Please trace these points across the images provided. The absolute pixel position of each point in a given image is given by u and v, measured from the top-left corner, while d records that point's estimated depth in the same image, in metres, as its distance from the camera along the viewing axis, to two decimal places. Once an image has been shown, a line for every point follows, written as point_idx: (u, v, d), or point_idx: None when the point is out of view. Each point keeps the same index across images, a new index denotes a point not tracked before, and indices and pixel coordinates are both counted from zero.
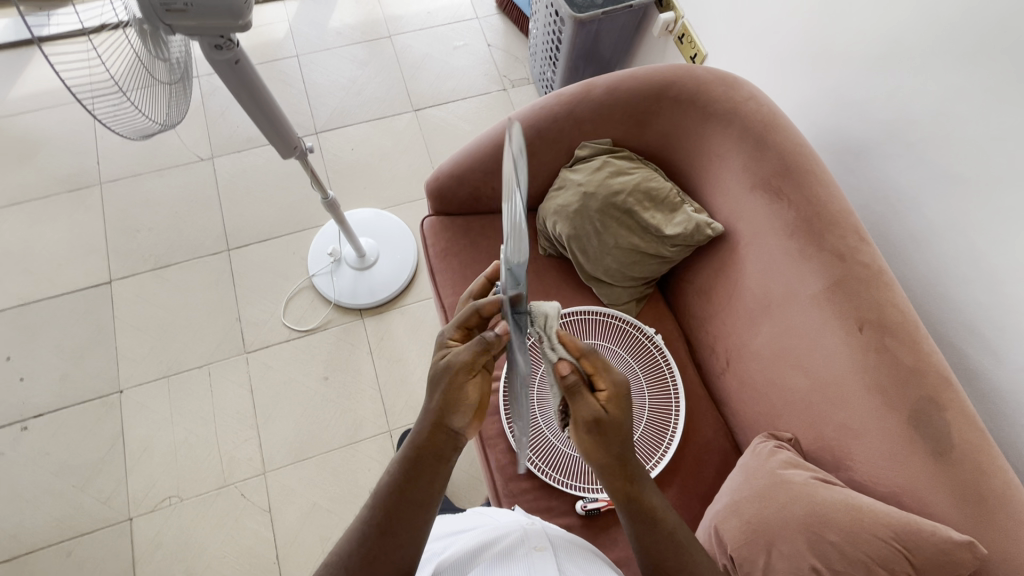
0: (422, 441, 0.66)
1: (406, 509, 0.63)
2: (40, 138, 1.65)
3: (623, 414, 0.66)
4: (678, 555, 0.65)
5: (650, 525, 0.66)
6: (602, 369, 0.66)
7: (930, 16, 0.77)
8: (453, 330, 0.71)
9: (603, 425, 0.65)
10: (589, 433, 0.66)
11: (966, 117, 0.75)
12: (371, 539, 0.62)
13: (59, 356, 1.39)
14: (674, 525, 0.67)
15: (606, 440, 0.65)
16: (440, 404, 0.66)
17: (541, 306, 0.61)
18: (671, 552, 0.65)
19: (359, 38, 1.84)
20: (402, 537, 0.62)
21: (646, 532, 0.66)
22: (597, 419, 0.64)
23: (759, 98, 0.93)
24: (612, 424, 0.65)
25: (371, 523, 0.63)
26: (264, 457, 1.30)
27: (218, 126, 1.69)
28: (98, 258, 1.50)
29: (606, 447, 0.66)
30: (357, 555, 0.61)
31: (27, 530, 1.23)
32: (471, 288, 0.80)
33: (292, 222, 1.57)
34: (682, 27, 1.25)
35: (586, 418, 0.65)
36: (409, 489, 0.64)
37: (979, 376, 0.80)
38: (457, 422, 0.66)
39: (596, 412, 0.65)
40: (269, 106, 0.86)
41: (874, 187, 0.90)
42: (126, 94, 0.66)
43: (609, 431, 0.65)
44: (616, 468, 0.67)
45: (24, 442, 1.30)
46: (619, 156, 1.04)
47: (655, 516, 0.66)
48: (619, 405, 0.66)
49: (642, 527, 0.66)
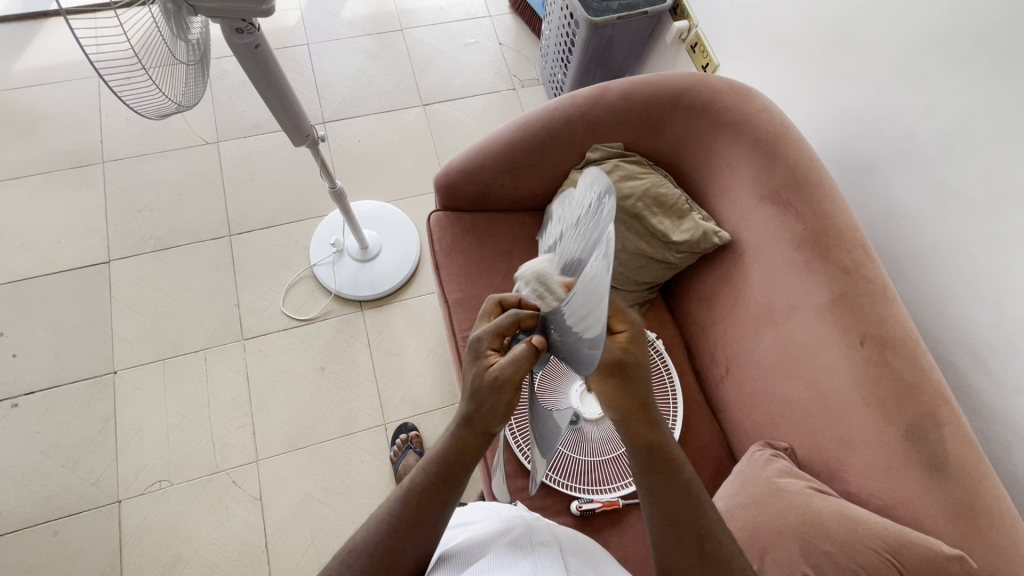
0: (455, 445, 0.65)
1: (432, 507, 0.64)
2: (43, 113, 1.63)
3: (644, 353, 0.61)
4: (693, 507, 0.64)
5: (667, 478, 0.64)
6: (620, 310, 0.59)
7: (945, 37, 0.78)
8: (490, 337, 0.63)
9: (625, 368, 0.60)
10: (609, 377, 0.61)
11: (973, 140, 0.76)
12: (399, 530, 0.63)
13: (53, 334, 1.37)
14: (691, 477, 0.65)
15: (625, 382, 0.61)
16: (487, 415, 0.63)
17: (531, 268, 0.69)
18: (685, 505, 0.64)
19: (370, 30, 1.83)
20: (427, 531, 0.63)
21: (662, 483, 0.64)
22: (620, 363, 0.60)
23: (772, 110, 0.94)
24: (635, 365, 0.60)
25: (395, 516, 0.63)
26: (257, 445, 1.29)
27: (225, 111, 1.68)
28: (97, 237, 1.49)
29: (625, 391, 0.62)
30: (382, 545, 0.62)
31: (13, 509, 1.21)
32: (503, 295, 0.69)
33: (295, 211, 1.56)
34: (695, 36, 1.26)
35: (605, 365, 0.60)
36: (439, 488, 0.65)
37: (974, 395, 0.81)
38: (496, 428, 0.64)
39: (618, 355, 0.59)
40: (285, 92, 0.86)
41: (881, 204, 0.91)
42: (146, 70, 0.66)
43: (630, 372, 0.60)
44: (634, 415, 0.63)
45: (15, 418, 1.29)
46: (630, 160, 1.04)
47: (670, 466, 0.64)
48: (640, 345, 0.61)
49: (658, 477, 0.64)
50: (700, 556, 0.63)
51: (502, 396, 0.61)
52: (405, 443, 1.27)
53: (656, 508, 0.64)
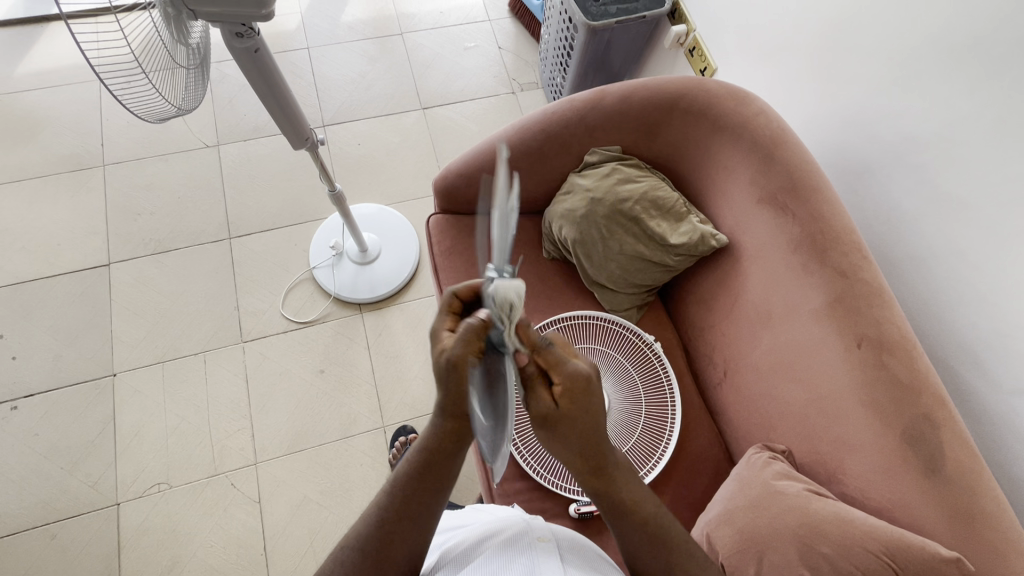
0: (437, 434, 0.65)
1: (420, 498, 0.64)
2: (44, 116, 1.64)
3: (578, 409, 0.60)
4: (655, 549, 0.64)
5: (623, 517, 0.65)
6: (555, 364, 0.60)
7: (941, 40, 0.78)
8: (445, 323, 0.65)
9: (552, 420, 0.60)
10: (539, 426, 0.62)
11: (968, 143, 0.77)
12: (388, 522, 0.62)
13: (53, 336, 1.38)
14: (654, 512, 0.66)
15: (558, 433, 0.61)
16: (456, 397, 0.61)
17: (508, 285, 0.51)
18: (647, 542, 0.64)
19: (371, 34, 1.84)
20: (416, 521, 0.63)
21: (622, 526, 0.65)
22: (547, 414, 0.60)
23: (769, 113, 0.94)
24: (562, 420, 0.60)
25: (384, 509, 0.63)
26: (255, 448, 1.29)
27: (226, 114, 1.68)
28: (97, 240, 1.49)
29: (563, 442, 0.62)
30: (373, 539, 0.62)
31: (11, 511, 1.21)
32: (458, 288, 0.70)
33: (295, 214, 1.57)
34: (693, 40, 1.27)
35: (534, 412, 0.61)
36: (426, 476, 0.65)
37: (970, 398, 0.82)
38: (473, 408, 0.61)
39: (545, 407, 0.59)
40: (284, 94, 0.86)
41: (878, 206, 0.91)
42: (146, 74, 0.67)
43: (559, 426, 0.60)
44: (582, 464, 0.64)
45: (14, 420, 1.29)
46: (628, 163, 1.05)
47: (626, 508, 0.65)
48: (573, 400, 0.59)
49: (616, 518, 0.66)
50: None
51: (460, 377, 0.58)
52: (404, 446, 1.27)
53: (622, 546, 0.66)
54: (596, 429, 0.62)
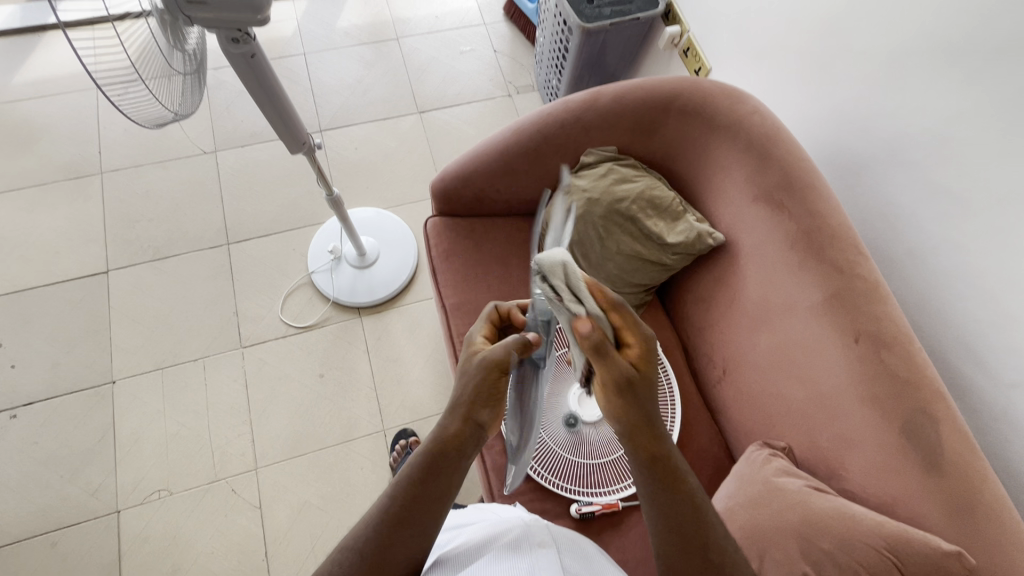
0: (449, 436, 0.66)
1: (423, 502, 0.63)
2: (41, 125, 1.64)
3: (649, 368, 0.64)
4: (698, 521, 0.62)
5: (671, 489, 0.62)
6: (631, 325, 0.62)
7: (932, 36, 0.79)
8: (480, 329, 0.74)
9: (634, 384, 0.62)
10: (617, 394, 0.62)
11: (962, 138, 0.77)
12: (387, 526, 0.61)
13: (52, 344, 1.37)
14: (694, 489, 0.64)
15: (633, 398, 0.62)
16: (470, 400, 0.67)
17: (552, 254, 0.54)
18: (691, 515, 0.62)
19: (366, 39, 1.85)
20: (416, 528, 0.62)
21: (668, 497, 0.62)
22: (629, 379, 0.61)
23: (763, 112, 0.95)
24: (642, 383, 0.62)
25: (387, 513, 0.62)
26: (256, 453, 1.29)
27: (222, 120, 1.69)
28: (96, 247, 1.50)
29: (634, 409, 0.63)
30: (372, 541, 0.61)
31: (11, 520, 1.21)
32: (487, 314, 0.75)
33: (292, 219, 1.57)
34: (687, 41, 1.27)
35: (614, 379, 0.61)
36: (429, 482, 0.64)
37: (970, 391, 0.82)
38: (483, 416, 0.67)
39: (627, 371, 0.61)
40: (281, 99, 0.87)
41: (874, 204, 0.92)
42: (144, 82, 0.67)
43: (638, 387, 0.62)
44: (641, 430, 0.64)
45: (13, 429, 1.29)
46: (624, 164, 1.05)
47: (678, 478, 0.63)
48: (647, 362, 0.63)
49: (662, 487, 0.63)
50: (705, 565, 0.60)
51: (489, 376, 0.66)
52: (405, 449, 1.27)
53: (661, 521, 0.62)
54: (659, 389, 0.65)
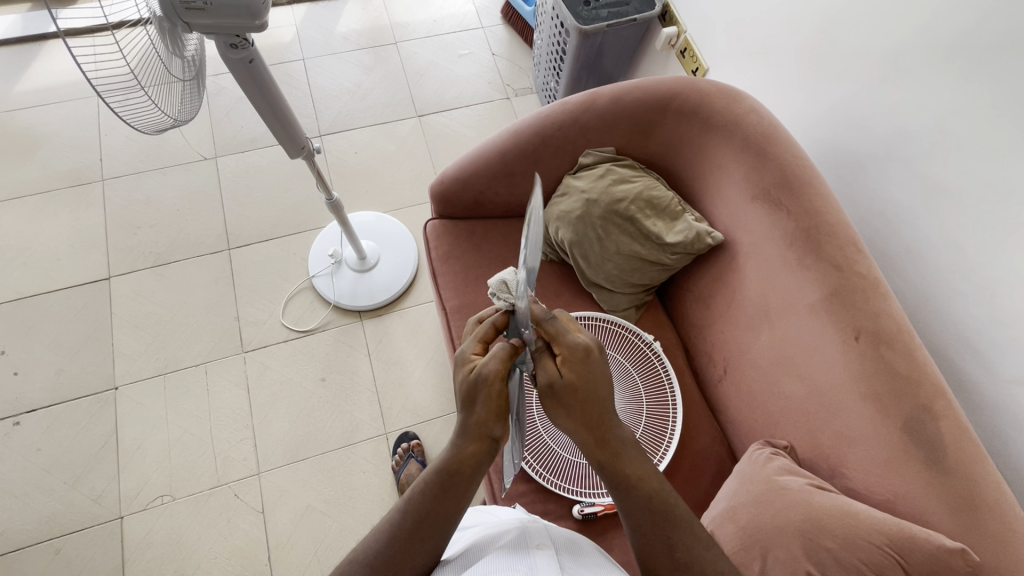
0: (463, 456, 0.65)
1: (435, 518, 0.63)
2: (43, 133, 1.65)
3: (582, 379, 0.63)
4: (657, 524, 0.65)
5: (625, 492, 0.66)
6: (557, 335, 0.63)
7: (928, 32, 0.79)
8: (473, 345, 0.67)
9: (558, 389, 0.63)
10: (546, 396, 0.65)
11: (960, 135, 0.77)
12: (397, 542, 0.62)
13: (55, 351, 1.38)
14: (652, 492, 0.66)
15: (564, 402, 0.64)
16: (481, 417, 0.64)
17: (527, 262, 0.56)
18: (649, 518, 0.65)
19: (364, 44, 1.86)
20: (428, 542, 0.62)
21: (625, 500, 0.66)
22: (551, 383, 0.63)
23: (760, 111, 0.95)
24: (567, 389, 0.63)
25: (401, 528, 0.63)
26: (258, 457, 1.29)
27: (223, 126, 1.69)
28: (97, 254, 1.50)
29: (570, 414, 0.65)
30: (382, 555, 0.61)
31: (15, 527, 1.21)
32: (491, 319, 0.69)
33: (293, 223, 1.57)
34: (684, 41, 1.28)
35: (540, 381, 0.64)
36: (441, 498, 0.64)
37: (971, 388, 0.82)
38: (496, 431, 0.65)
39: (550, 377, 0.63)
40: (280, 104, 0.87)
41: (873, 202, 0.92)
42: (144, 88, 0.68)
43: (564, 393, 0.63)
44: (590, 438, 0.66)
45: (16, 436, 1.29)
46: (623, 164, 1.06)
47: (629, 483, 0.66)
48: (577, 369, 0.63)
49: (618, 492, 0.67)
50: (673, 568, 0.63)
51: (491, 389, 0.63)
52: (406, 452, 1.27)
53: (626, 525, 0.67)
54: (600, 397, 0.65)
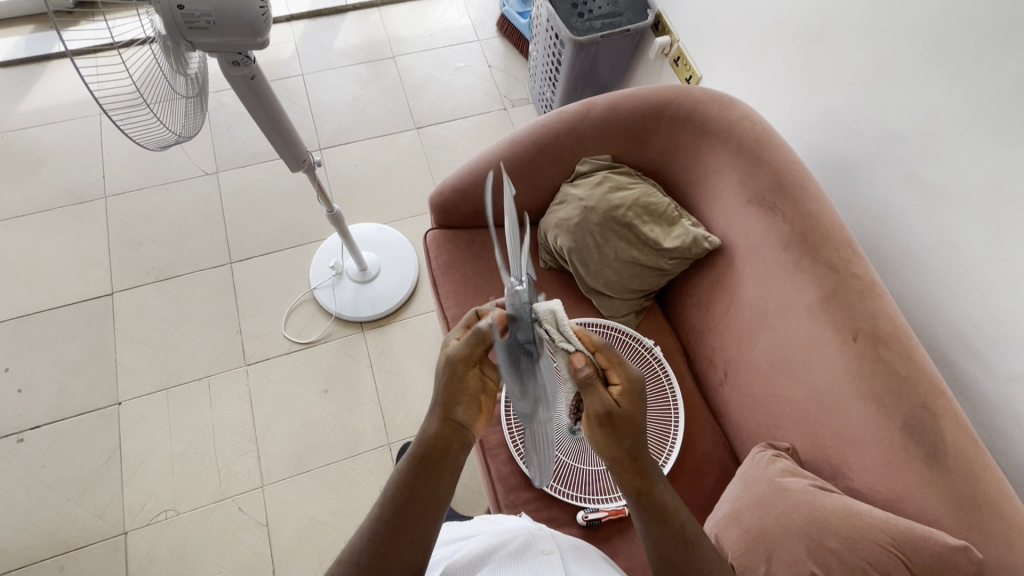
0: (431, 438, 0.67)
1: (416, 507, 0.64)
2: (45, 151, 1.67)
3: (636, 409, 0.67)
4: (686, 552, 0.65)
5: (661, 520, 0.67)
6: (616, 364, 0.68)
7: (912, 39, 0.81)
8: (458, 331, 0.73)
9: (615, 418, 0.66)
10: (599, 426, 0.66)
11: (948, 137, 0.79)
12: (382, 537, 0.62)
13: (59, 367, 1.39)
14: (685, 520, 0.68)
15: (617, 433, 0.66)
16: (447, 397, 0.68)
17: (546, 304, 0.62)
18: (680, 546, 0.66)
19: (363, 58, 1.88)
20: (412, 534, 0.62)
21: (657, 527, 0.66)
22: (610, 411, 0.65)
23: (753, 116, 0.96)
24: (624, 417, 0.66)
25: (382, 520, 0.63)
26: (261, 470, 1.29)
27: (223, 142, 1.71)
28: (100, 269, 1.51)
29: (616, 442, 0.67)
30: (367, 552, 0.61)
31: (19, 544, 1.21)
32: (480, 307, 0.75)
33: (295, 236, 1.59)
34: (678, 50, 1.30)
35: (596, 410, 0.66)
36: (415, 485, 0.65)
37: (970, 385, 0.82)
38: (460, 414, 0.68)
39: (609, 404, 0.66)
40: (281, 119, 0.89)
41: (866, 204, 0.93)
42: (148, 105, 0.69)
43: (620, 424, 0.66)
44: (630, 468, 0.68)
45: (20, 453, 1.30)
46: (619, 171, 1.07)
47: (666, 510, 0.67)
48: (633, 400, 0.67)
49: (652, 521, 0.67)
50: None
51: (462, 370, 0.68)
52: None
53: (649, 554, 0.66)
54: (645, 430, 0.68)
